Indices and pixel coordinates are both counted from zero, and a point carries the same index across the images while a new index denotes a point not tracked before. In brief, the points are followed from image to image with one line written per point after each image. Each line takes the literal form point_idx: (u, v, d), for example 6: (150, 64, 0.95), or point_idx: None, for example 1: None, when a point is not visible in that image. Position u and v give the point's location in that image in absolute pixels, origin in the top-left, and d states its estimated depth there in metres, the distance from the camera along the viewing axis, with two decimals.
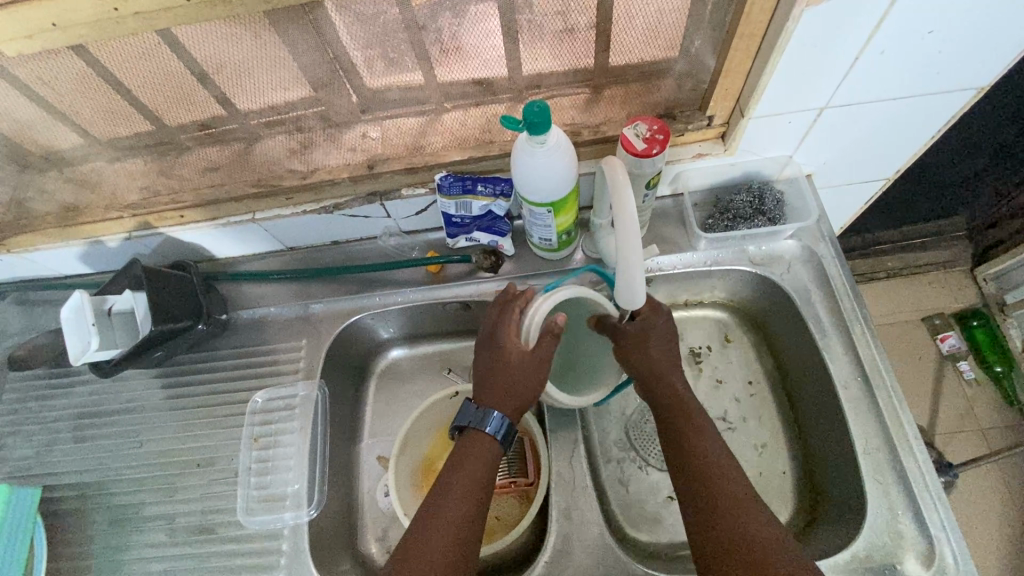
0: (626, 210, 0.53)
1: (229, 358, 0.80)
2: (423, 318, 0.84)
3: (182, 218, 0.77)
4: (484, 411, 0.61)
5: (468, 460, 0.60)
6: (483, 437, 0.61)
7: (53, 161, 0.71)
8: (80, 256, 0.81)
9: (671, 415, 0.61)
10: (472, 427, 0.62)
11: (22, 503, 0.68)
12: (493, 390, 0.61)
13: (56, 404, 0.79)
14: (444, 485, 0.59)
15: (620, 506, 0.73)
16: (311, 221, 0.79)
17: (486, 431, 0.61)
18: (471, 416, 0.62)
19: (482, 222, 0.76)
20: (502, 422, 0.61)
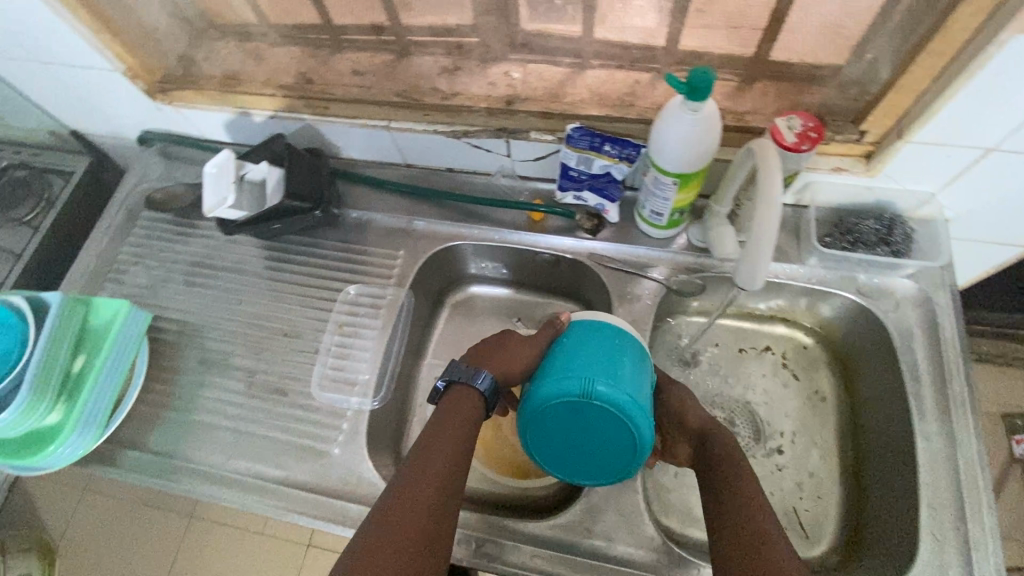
0: (773, 196, 0.53)
1: (331, 249, 0.86)
2: (510, 262, 0.87)
3: (326, 109, 0.80)
4: (475, 369, 0.62)
5: (454, 413, 0.60)
6: (470, 393, 0.61)
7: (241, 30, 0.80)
8: (227, 124, 0.87)
9: (713, 443, 0.62)
10: (461, 383, 0.62)
11: (136, 321, 0.75)
12: (486, 359, 0.64)
13: (176, 247, 0.88)
14: (430, 436, 0.58)
15: (657, 487, 0.75)
16: (437, 141, 0.80)
17: (474, 388, 0.61)
18: (460, 373, 0.63)
19: (596, 183, 0.77)
20: (491, 382, 0.62)
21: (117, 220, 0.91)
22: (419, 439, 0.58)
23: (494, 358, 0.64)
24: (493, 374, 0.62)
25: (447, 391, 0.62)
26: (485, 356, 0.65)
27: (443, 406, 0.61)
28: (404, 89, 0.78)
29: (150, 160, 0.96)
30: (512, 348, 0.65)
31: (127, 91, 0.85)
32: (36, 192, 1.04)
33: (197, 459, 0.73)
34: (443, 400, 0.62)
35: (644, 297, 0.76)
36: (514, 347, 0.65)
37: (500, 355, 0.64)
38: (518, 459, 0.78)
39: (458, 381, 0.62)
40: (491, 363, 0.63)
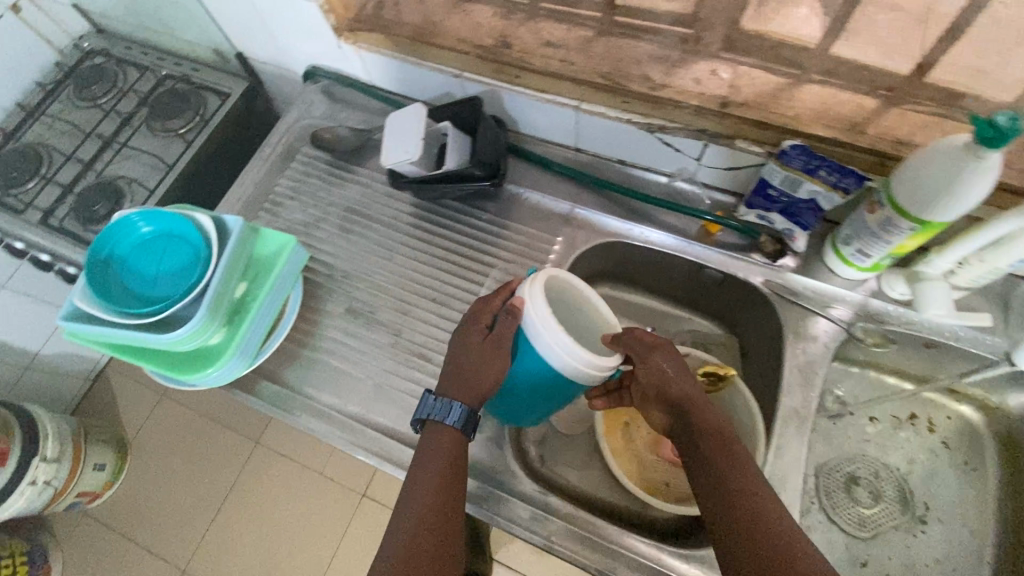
0: None
1: (489, 222, 0.83)
2: (665, 270, 0.82)
3: (517, 78, 0.76)
4: (447, 405, 0.60)
5: (431, 454, 0.59)
6: (445, 431, 0.60)
7: None
8: (405, 74, 0.85)
9: (697, 421, 0.59)
10: (433, 420, 0.61)
11: (297, 257, 0.74)
12: (455, 378, 0.62)
13: (333, 190, 0.87)
14: (416, 478, 0.58)
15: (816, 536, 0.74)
16: (625, 131, 0.76)
17: (447, 425, 0.60)
18: (432, 408, 0.61)
19: (792, 208, 0.73)
20: (464, 417, 0.60)
21: (277, 152, 0.91)
22: (409, 480, 0.59)
23: (460, 376, 0.61)
24: (465, 407, 0.60)
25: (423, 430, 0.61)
26: (454, 375, 0.62)
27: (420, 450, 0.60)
28: (608, 71, 0.72)
29: (313, 96, 0.95)
30: (478, 364, 0.61)
31: (312, 25, 0.83)
32: (193, 107, 1.05)
33: (336, 407, 0.74)
34: (424, 441, 0.61)
35: (821, 339, 0.71)
36: (483, 364, 0.61)
37: (468, 370, 0.61)
38: (649, 477, 0.75)
39: (432, 420, 0.61)
40: (461, 391, 0.61)
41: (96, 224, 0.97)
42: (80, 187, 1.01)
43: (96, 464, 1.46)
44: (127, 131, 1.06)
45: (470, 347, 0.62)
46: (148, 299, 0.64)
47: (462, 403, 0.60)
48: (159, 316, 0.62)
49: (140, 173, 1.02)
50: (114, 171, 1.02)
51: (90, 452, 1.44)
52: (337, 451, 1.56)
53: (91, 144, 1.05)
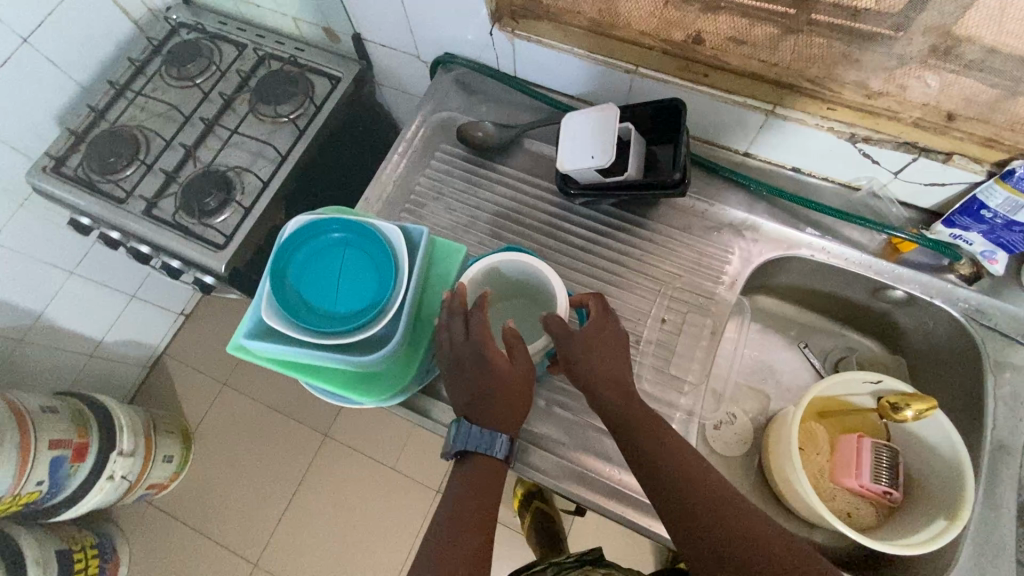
0: None
1: (651, 231, 0.78)
2: (834, 284, 0.79)
3: (703, 77, 0.71)
4: (489, 438, 0.57)
5: (476, 481, 0.56)
6: (485, 463, 0.57)
7: None
8: (565, 68, 0.78)
9: (614, 406, 0.58)
10: (476, 453, 0.57)
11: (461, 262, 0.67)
12: (481, 404, 0.57)
13: (480, 190, 0.81)
14: (453, 501, 0.56)
15: None
16: (818, 140, 0.71)
17: (492, 456, 0.57)
18: (475, 442, 0.57)
19: (1000, 232, 0.67)
20: (505, 444, 0.58)
21: (414, 146, 0.84)
22: (441, 504, 0.56)
23: (477, 407, 0.57)
24: (507, 436, 0.58)
25: (463, 461, 0.58)
26: (480, 410, 0.58)
27: (452, 484, 0.57)
28: (815, 74, 0.67)
29: (447, 85, 0.88)
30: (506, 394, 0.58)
31: (468, 11, 0.76)
32: (302, 92, 0.98)
33: None
34: (464, 470, 0.57)
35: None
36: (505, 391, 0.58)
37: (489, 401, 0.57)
38: (830, 507, 0.71)
39: (474, 452, 0.57)
40: (502, 422, 0.58)
41: (207, 217, 0.90)
42: (183, 176, 0.94)
43: (165, 456, 1.41)
44: (230, 116, 0.99)
45: (488, 376, 0.58)
46: (330, 312, 0.57)
47: (505, 432, 0.58)
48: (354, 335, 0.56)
49: (248, 162, 0.95)
50: (220, 160, 0.95)
51: (159, 443, 1.39)
52: (407, 447, 1.52)
53: (192, 128, 0.98)
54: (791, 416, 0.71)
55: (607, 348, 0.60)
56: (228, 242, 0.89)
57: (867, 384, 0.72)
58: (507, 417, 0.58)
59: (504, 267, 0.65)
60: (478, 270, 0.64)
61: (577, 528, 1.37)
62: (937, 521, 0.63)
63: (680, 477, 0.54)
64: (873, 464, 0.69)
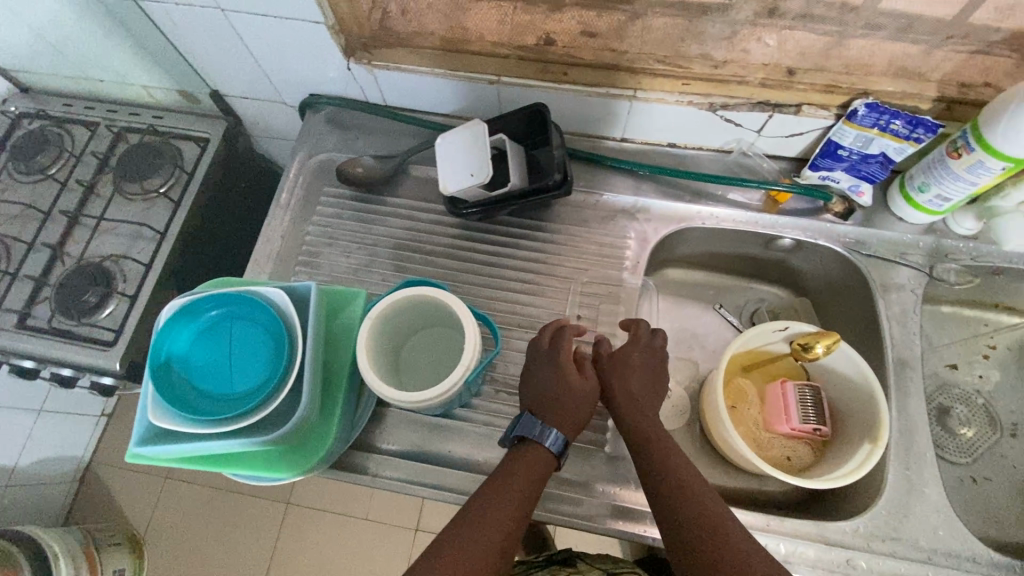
0: None
1: (551, 231, 0.79)
2: (730, 244, 0.82)
3: (563, 75, 0.71)
4: (548, 428, 0.60)
5: (528, 468, 0.58)
6: (539, 454, 0.59)
7: None
8: (430, 89, 0.78)
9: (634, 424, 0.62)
10: (533, 441, 0.60)
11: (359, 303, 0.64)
12: (548, 405, 0.62)
13: (373, 226, 0.79)
14: (495, 484, 0.57)
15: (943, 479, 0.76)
16: (682, 114, 0.74)
17: (546, 449, 0.59)
18: (533, 430, 0.60)
19: (860, 165, 0.73)
20: (561, 442, 0.60)
21: (296, 195, 0.82)
22: (482, 489, 0.57)
23: (543, 403, 0.62)
24: (565, 436, 0.61)
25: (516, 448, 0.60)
26: (549, 413, 0.61)
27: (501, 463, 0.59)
28: (664, 54, 0.70)
29: (319, 127, 0.86)
30: (568, 391, 0.62)
31: (320, 50, 0.74)
32: (169, 162, 0.93)
33: (450, 455, 0.68)
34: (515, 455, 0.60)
35: (907, 287, 0.73)
36: (569, 390, 0.62)
37: (552, 399, 0.62)
38: (770, 456, 0.74)
39: (530, 438, 0.60)
40: (562, 422, 0.61)
41: (90, 315, 0.84)
42: (55, 277, 0.87)
43: (115, 570, 1.30)
44: (95, 202, 0.92)
45: (562, 391, 0.62)
46: (230, 395, 0.55)
47: (564, 433, 0.61)
48: (255, 416, 0.52)
49: (125, 247, 0.88)
50: (93, 251, 0.88)
51: (105, 560, 1.28)
52: (377, 492, 1.47)
53: (54, 224, 0.90)
54: (715, 381, 0.72)
55: (643, 371, 0.65)
56: (119, 337, 0.82)
57: (777, 333, 0.75)
58: (564, 424, 0.61)
59: (401, 301, 0.61)
60: (378, 311, 0.59)
61: (561, 531, 1.38)
62: (864, 448, 0.66)
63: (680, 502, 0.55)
64: (799, 406, 0.72)
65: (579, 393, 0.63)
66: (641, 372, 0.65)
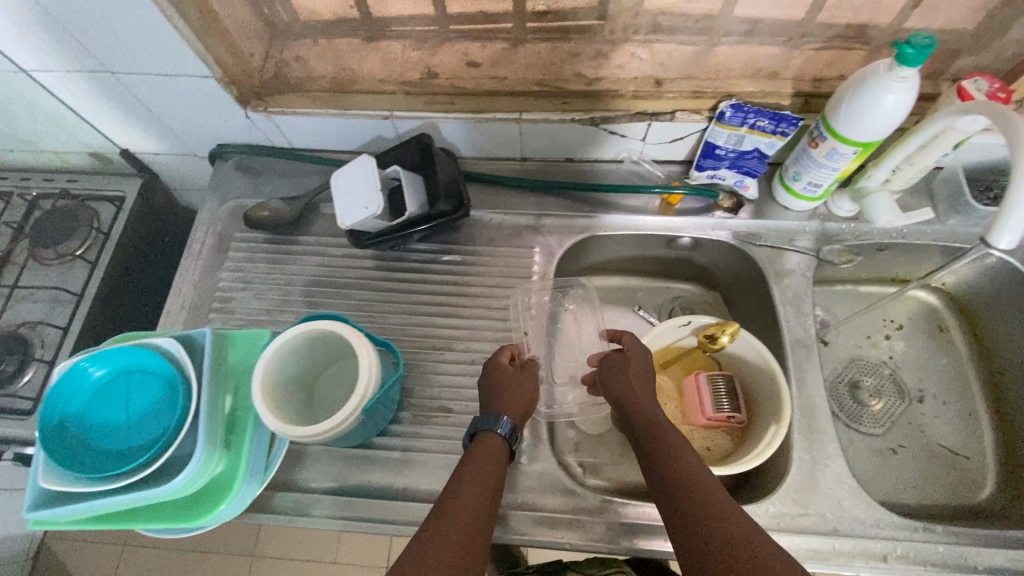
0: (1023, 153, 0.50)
1: (460, 253, 0.81)
2: (636, 248, 0.86)
3: (451, 105, 0.75)
4: (495, 415, 0.62)
5: (483, 456, 0.59)
6: (493, 442, 0.60)
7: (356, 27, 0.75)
8: (329, 129, 0.81)
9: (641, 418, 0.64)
10: (484, 430, 0.61)
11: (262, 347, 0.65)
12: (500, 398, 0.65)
13: (285, 267, 0.80)
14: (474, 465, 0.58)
15: (858, 452, 0.79)
16: (570, 131, 0.78)
17: (495, 432, 0.61)
18: (483, 422, 0.62)
19: (740, 161, 0.77)
20: (509, 424, 0.62)
21: (208, 244, 0.83)
22: (453, 484, 0.56)
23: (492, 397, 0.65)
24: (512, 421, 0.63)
25: (471, 444, 0.61)
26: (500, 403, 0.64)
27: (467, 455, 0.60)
28: (541, 78, 0.75)
29: (229, 175, 0.87)
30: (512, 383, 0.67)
31: (215, 102, 0.77)
32: (86, 224, 0.93)
33: (371, 483, 0.69)
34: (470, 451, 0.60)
35: (797, 272, 0.77)
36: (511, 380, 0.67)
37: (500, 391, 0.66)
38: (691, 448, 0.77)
39: (483, 430, 0.61)
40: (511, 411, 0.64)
41: (8, 385, 0.83)
42: None
43: None
44: (11, 270, 0.92)
45: (507, 388, 0.66)
46: (142, 445, 0.57)
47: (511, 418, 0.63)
48: (113, 484, 0.52)
49: (44, 313, 0.88)
50: (11, 320, 0.88)
51: None
52: (343, 535, 1.45)
53: None
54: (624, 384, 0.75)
55: (642, 368, 0.69)
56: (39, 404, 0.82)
57: (682, 328, 0.79)
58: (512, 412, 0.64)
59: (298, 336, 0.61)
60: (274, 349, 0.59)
61: None
62: (771, 429, 0.68)
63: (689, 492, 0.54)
64: (712, 397, 0.75)
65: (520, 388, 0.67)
66: (639, 370, 0.68)
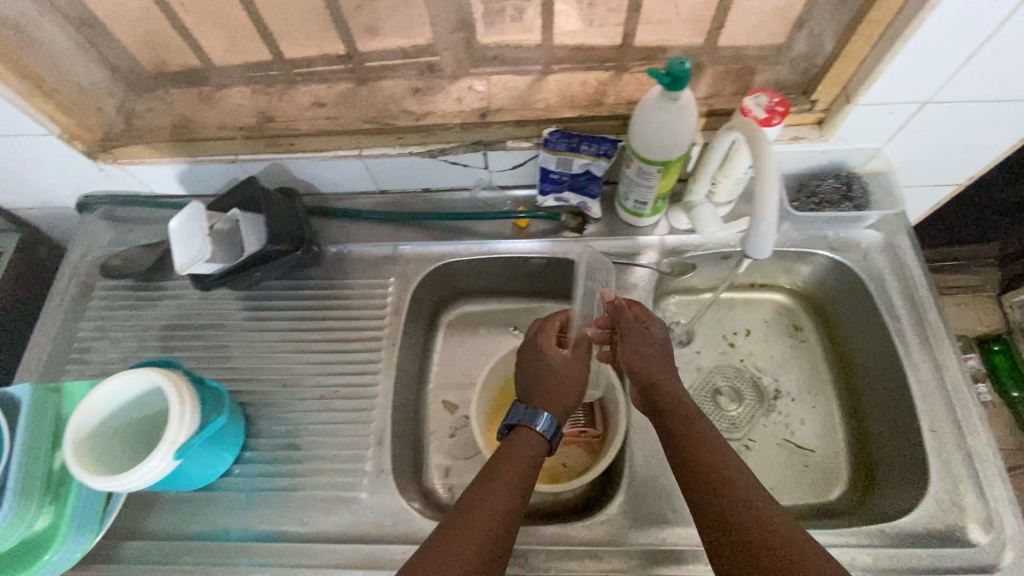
0: (768, 171, 0.52)
1: (318, 288, 0.83)
2: (499, 271, 0.88)
3: (292, 146, 0.77)
4: (534, 411, 0.66)
5: (517, 451, 0.63)
6: (533, 435, 0.65)
7: (193, 76, 0.77)
8: (182, 175, 0.82)
9: (664, 404, 0.64)
10: (524, 425, 0.66)
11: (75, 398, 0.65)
12: (535, 387, 0.68)
13: (143, 314, 0.81)
14: (490, 469, 0.61)
15: None
16: (414, 164, 0.80)
17: (535, 429, 0.65)
18: (521, 415, 0.67)
19: (577, 182, 0.79)
20: (551, 425, 0.66)
21: (68, 296, 0.84)
22: (472, 487, 0.59)
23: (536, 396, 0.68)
24: (554, 418, 0.66)
25: (509, 435, 0.66)
26: (541, 392, 0.68)
27: (508, 445, 0.64)
28: (374, 115, 0.77)
29: (95, 225, 0.89)
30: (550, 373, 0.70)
31: (61, 157, 0.78)
32: None
33: (217, 525, 0.69)
34: (509, 440, 0.65)
35: (639, 285, 0.81)
36: (554, 370, 0.70)
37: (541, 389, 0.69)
38: (548, 466, 0.79)
39: (521, 423, 0.66)
40: (547, 404, 0.67)
41: None
42: None
43: None
44: None
45: (553, 373, 0.69)
46: None
47: (553, 417, 0.66)
48: None
49: None
50: None
51: None
52: None
53: None
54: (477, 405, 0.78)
55: (653, 351, 0.68)
56: None
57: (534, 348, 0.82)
58: (554, 405, 0.67)
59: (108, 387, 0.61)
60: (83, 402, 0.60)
61: None
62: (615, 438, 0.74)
63: (718, 492, 0.55)
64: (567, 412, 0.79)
65: (569, 373, 0.70)
66: (651, 346, 0.68)
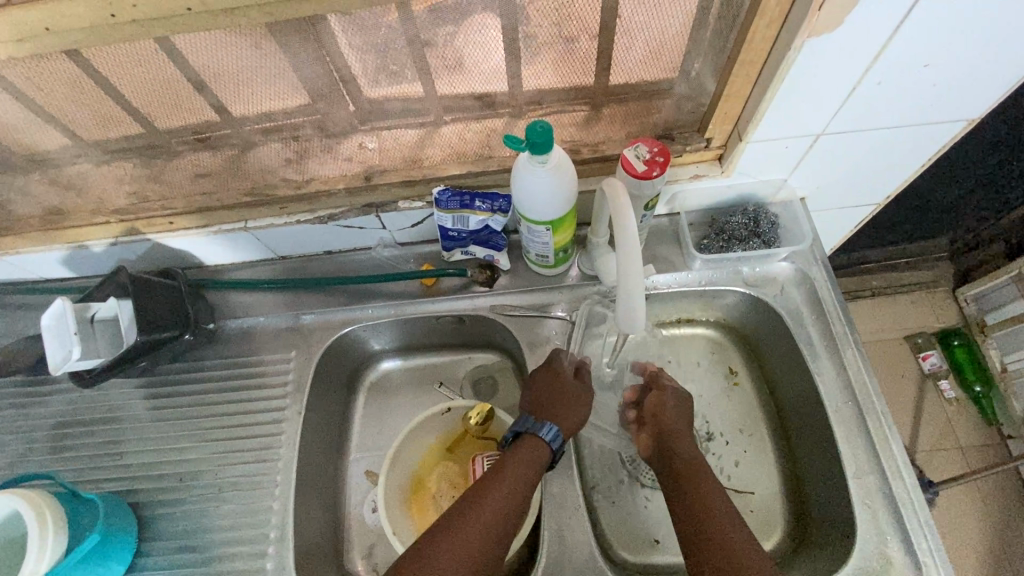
0: (627, 229, 0.52)
1: (217, 368, 0.78)
2: (413, 330, 0.84)
3: (172, 224, 0.74)
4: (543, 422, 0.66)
5: (521, 459, 0.63)
6: (538, 445, 0.65)
7: (37, 162, 0.68)
8: (65, 260, 0.78)
9: (678, 455, 0.65)
10: (529, 433, 0.65)
11: None
12: (545, 403, 0.68)
13: (33, 411, 0.77)
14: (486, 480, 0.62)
15: (637, 512, 0.75)
16: (307, 231, 0.77)
17: (541, 437, 0.65)
18: (529, 425, 0.66)
19: (479, 237, 0.75)
20: (556, 436, 0.65)
21: None
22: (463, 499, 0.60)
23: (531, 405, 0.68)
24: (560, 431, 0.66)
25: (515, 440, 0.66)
26: (548, 404, 0.68)
27: (511, 453, 0.64)
28: (252, 186, 0.73)
29: None
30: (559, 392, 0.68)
31: None
32: None
33: None
34: (514, 448, 0.65)
35: (552, 339, 0.77)
36: (567, 389, 0.69)
37: (543, 399, 0.68)
38: None
39: (526, 432, 0.66)
40: (560, 419, 0.67)
41: None
42: None
43: None
44: None
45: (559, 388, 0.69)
46: None
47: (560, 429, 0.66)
48: None
49: None
50: None
51: None
52: None
53: None
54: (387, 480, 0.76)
55: (679, 409, 0.70)
56: None
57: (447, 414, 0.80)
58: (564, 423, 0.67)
59: None
60: None
61: None
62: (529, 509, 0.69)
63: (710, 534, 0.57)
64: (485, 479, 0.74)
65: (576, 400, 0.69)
66: (676, 401, 0.70)
